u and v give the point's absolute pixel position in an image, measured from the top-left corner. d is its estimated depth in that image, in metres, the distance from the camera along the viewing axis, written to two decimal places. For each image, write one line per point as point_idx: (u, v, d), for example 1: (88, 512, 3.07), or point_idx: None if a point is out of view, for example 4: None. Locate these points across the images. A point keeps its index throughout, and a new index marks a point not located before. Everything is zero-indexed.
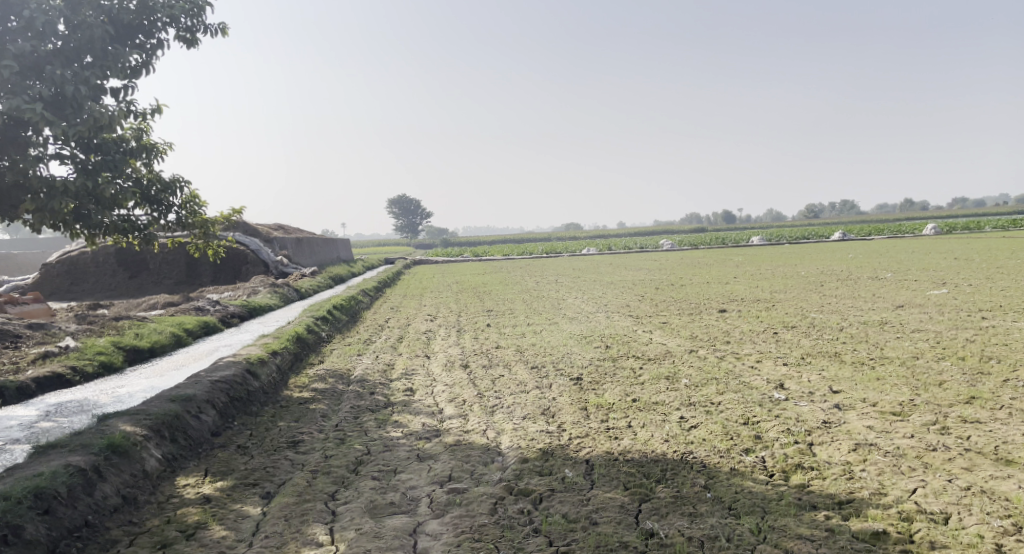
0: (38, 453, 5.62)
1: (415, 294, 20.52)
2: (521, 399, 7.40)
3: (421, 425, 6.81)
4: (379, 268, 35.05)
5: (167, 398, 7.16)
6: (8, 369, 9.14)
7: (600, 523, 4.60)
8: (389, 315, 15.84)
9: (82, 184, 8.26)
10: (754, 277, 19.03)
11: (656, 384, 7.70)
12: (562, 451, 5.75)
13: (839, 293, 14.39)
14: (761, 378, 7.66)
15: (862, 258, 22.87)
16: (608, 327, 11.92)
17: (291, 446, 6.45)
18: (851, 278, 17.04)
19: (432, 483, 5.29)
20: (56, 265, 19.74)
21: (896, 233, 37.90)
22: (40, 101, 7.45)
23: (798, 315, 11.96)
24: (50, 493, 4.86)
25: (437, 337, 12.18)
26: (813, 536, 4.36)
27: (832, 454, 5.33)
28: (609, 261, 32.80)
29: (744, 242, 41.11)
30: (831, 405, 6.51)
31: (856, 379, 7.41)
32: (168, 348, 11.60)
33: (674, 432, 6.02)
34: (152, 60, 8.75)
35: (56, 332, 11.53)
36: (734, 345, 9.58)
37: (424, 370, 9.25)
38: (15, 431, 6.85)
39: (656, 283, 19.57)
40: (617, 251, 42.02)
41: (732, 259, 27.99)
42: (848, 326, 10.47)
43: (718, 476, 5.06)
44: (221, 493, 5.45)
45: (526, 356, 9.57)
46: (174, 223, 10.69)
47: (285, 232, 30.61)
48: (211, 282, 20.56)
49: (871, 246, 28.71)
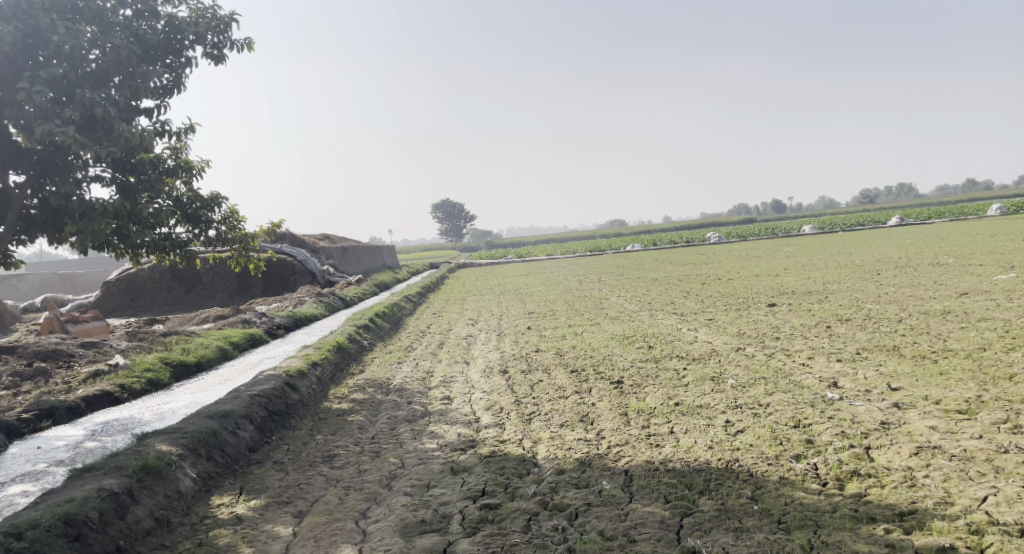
0: (75, 476, 5.65)
1: (458, 298, 20.42)
2: (559, 406, 7.17)
3: (457, 435, 6.64)
4: (424, 273, 35.21)
5: (204, 414, 7.16)
6: (59, 390, 9.30)
7: (639, 540, 4.34)
8: (431, 320, 15.77)
9: (121, 205, 8.30)
10: (806, 268, 18.32)
11: (701, 385, 7.37)
12: (600, 461, 5.50)
13: (896, 282, 13.69)
14: (813, 376, 7.26)
15: (920, 243, 21.84)
16: (652, 326, 11.59)
17: (325, 461, 6.35)
18: (910, 265, 16.22)
19: (465, 499, 5.11)
20: (115, 283, 20.22)
21: (956, 216, 36.26)
22: (74, 124, 7.50)
23: (853, 307, 11.39)
24: (81, 518, 4.86)
25: (478, 342, 12.04)
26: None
27: (892, 459, 4.94)
28: (656, 256, 32.23)
29: (795, 232, 39.86)
30: (890, 405, 6.09)
31: (917, 375, 6.94)
32: (213, 362, 11.73)
33: (720, 438, 5.69)
34: (182, 79, 8.82)
35: (107, 350, 11.74)
36: (784, 341, 9.17)
37: (462, 377, 9.09)
38: (59, 452, 6.93)
39: (702, 278, 19.02)
40: (663, 246, 41.23)
41: (783, 249, 27.16)
42: (908, 317, 9.93)
43: (766, 486, 4.74)
44: (254, 512, 5.38)
45: (566, 360, 9.33)
46: (215, 239, 10.78)
47: (331, 241, 31.00)
48: (260, 294, 20.86)
49: (929, 231, 27.39)
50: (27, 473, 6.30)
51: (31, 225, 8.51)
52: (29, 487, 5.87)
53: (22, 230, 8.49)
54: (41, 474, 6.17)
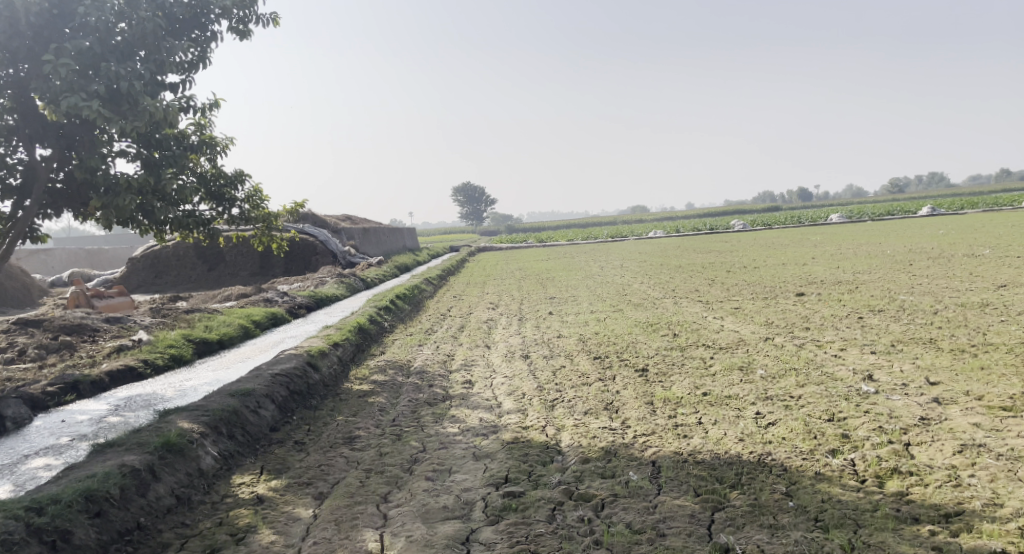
0: (97, 451, 5.63)
1: (479, 281, 20.34)
2: (582, 393, 7.04)
3: (479, 420, 6.54)
4: (444, 256, 35.13)
5: (226, 392, 7.13)
6: (84, 363, 9.35)
7: (668, 534, 4.21)
8: (451, 303, 15.69)
9: (146, 180, 8.24)
10: (834, 257, 17.94)
11: (729, 375, 7.19)
12: (626, 450, 5.37)
13: (930, 273, 13.33)
14: (846, 369, 7.05)
15: (954, 234, 21.29)
16: (677, 314, 11.39)
17: (346, 443, 6.28)
18: (943, 256, 15.79)
19: (488, 486, 5.01)
20: (140, 260, 20.41)
21: (990, 207, 35.42)
22: (99, 98, 7.41)
23: (885, 298, 11.10)
24: (102, 495, 4.82)
25: (500, 326, 11.93)
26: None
27: (934, 457, 4.75)
28: (679, 243, 31.82)
29: (822, 221, 39.20)
30: (929, 400, 5.88)
31: (955, 369, 6.72)
32: (235, 340, 11.74)
33: (750, 430, 5.53)
34: (208, 54, 8.71)
35: (131, 325, 11.79)
36: (814, 332, 8.94)
37: (483, 361, 8.99)
38: (83, 426, 6.94)
39: (727, 265, 18.71)
40: (686, 234, 40.77)
41: (810, 237, 26.67)
42: (943, 309, 9.64)
43: (801, 482, 4.58)
44: (275, 493, 5.32)
45: (589, 346, 9.18)
46: (238, 217, 10.74)
47: (353, 223, 31.04)
48: (283, 273, 20.92)
49: (962, 221, 26.75)
50: (50, 446, 6.30)
51: (57, 200, 8.50)
52: (52, 461, 5.88)
53: (48, 204, 8.48)
54: (64, 448, 6.17)
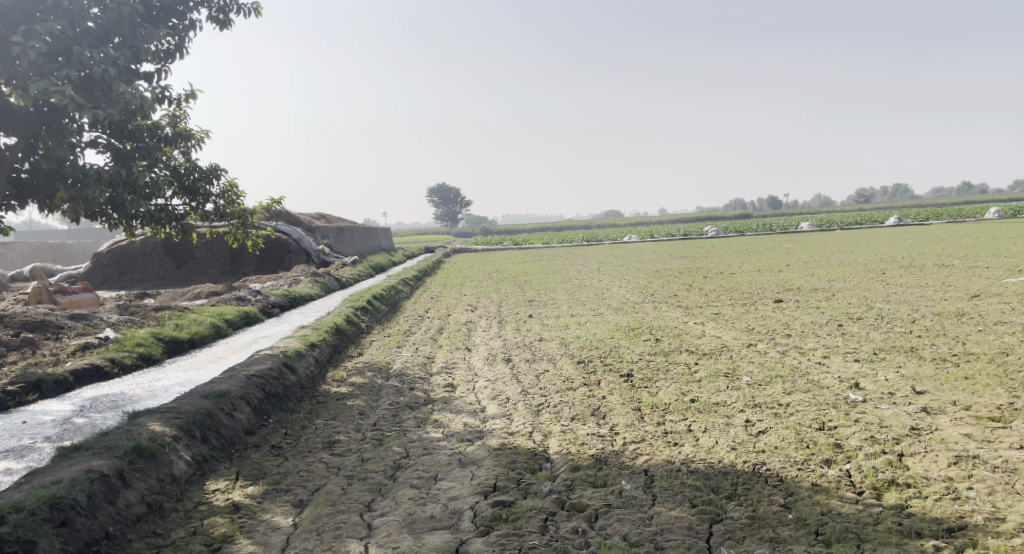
0: (62, 455, 5.34)
1: (455, 283, 20.13)
2: (568, 398, 6.91)
3: (463, 425, 6.37)
4: (419, 257, 34.85)
5: (200, 394, 6.85)
6: (47, 362, 8.97)
7: (666, 548, 4.09)
8: (428, 304, 15.47)
9: (117, 172, 7.92)
10: (808, 265, 18.11)
11: (715, 381, 7.11)
12: (617, 458, 5.24)
13: (904, 281, 13.48)
14: (832, 376, 7.02)
15: (922, 244, 21.64)
16: (657, 318, 11.33)
17: (326, 448, 6.06)
18: (915, 265, 16.01)
19: (476, 494, 4.85)
20: (106, 255, 19.87)
21: (954, 218, 36.26)
22: (70, 84, 7.09)
23: (862, 305, 11.17)
24: (68, 502, 4.55)
25: (479, 328, 11.75)
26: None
27: (930, 469, 4.73)
28: (653, 248, 31.93)
29: (792, 228, 39.72)
30: (918, 409, 5.86)
31: (940, 378, 6.72)
32: (207, 339, 11.39)
33: (742, 439, 5.44)
34: (186, 43, 8.43)
35: (97, 322, 11.39)
36: (796, 338, 8.92)
37: (464, 364, 8.82)
38: (46, 428, 6.62)
39: (703, 271, 18.76)
40: (660, 239, 41.01)
41: (783, 245, 26.96)
42: (921, 318, 9.71)
43: (799, 493, 4.51)
44: (253, 500, 5.09)
45: (571, 350, 9.05)
46: (212, 213, 10.43)
47: (327, 221, 30.63)
48: (255, 271, 20.48)
49: (929, 232, 27.27)
50: (11, 449, 5.99)
51: (22, 191, 8.14)
52: (12, 465, 5.56)
53: (12, 195, 8.12)
54: (26, 451, 5.87)
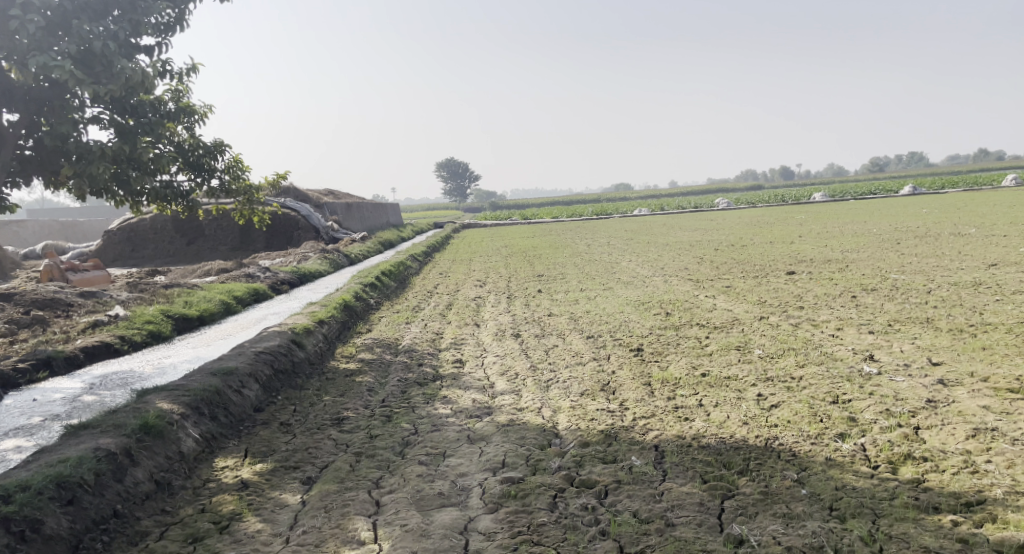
0: (70, 433, 5.33)
1: (463, 258, 20.03)
2: (577, 373, 6.84)
3: (472, 401, 6.33)
4: (429, 232, 34.72)
5: (208, 371, 6.84)
6: (57, 340, 8.98)
7: (677, 525, 4.04)
8: (437, 280, 15.41)
9: (121, 148, 7.83)
10: (821, 236, 17.87)
11: (726, 355, 7.03)
12: (627, 434, 5.17)
13: (919, 251, 13.27)
14: (846, 349, 6.91)
15: (937, 213, 21.29)
16: (667, 292, 11.22)
17: (334, 425, 6.03)
18: (931, 234, 15.74)
19: (485, 471, 4.81)
20: (117, 232, 19.91)
21: (970, 186, 35.71)
22: (69, 58, 6.99)
23: (877, 276, 10.99)
24: (75, 481, 4.54)
25: (488, 303, 11.68)
26: (943, 549, 3.71)
27: (946, 442, 4.64)
28: (663, 221, 31.62)
29: (804, 199, 39.25)
30: (934, 381, 5.75)
31: (957, 349, 6.60)
32: (217, 316, 11.40)
33: (754, 413, 5.36)
34: (186, 15, 8.29)
35: (107, 300, 11.41)
36: (809, 310, 8.80)
37: (473, 340, 8.77)
38: (56, 406, 6.62)
39: (714, 243, 18.54)
40: (671, 211, 40.66)
41: (795, 216, 26.61)
42: (937, 288, 9.55)
43: (812, 468, 4.44)
44: (261, 477, 5.07)
45: (581, 325, 8.97)
46: (218, 189, 10.36)
47: (336, 197, 30.57)
48: (264, 248, 20.45)
49: (944, 200, 26.88)
50: (21, 427, 6.00)
51: (27, 167, 8.08)
52: (22, 443, 5.57)
53: (18, 172, 8.06)
54: (35, 429, 5.87)
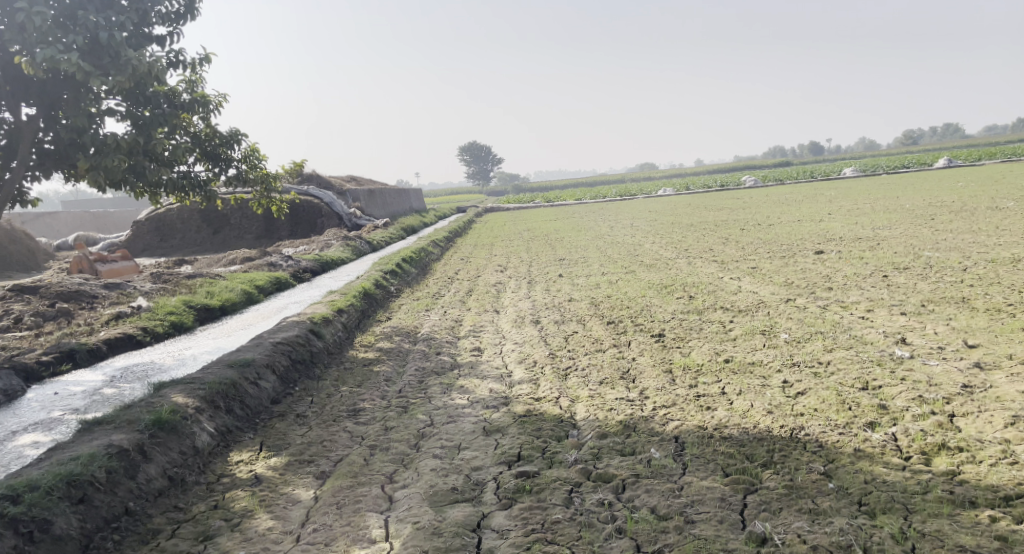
0: (85, 429, 5.32)
1: (485, 243, 19.88)
2: (597, 360, 6.68)
3: (489, 390, 6.21)
4: (451, 217, 34.60)
5: (225, 363, 6.80)
6: (81, 332, 9.03)
7: (697, 522, 3.89)
8: (458, 266, 15.29)
9: (136, 140, 7.78)
10: (851, 213, 17.39)
11: (750, 340, 6.81)
12: (646, 424, 5.01)
13: (953, 227, 12.82)
14: (876, 331, 6.65)
15: (973, 187, 20.61)
16: (691, 274, 10.97)
17: (350, 416, 5.96)
18: (967, 209, 15.21)
19: (500, 464, 4.70)
20: (145, 223, 20.11)
21: (1009, 157, 34.52)
22: (78, 51, 6.93)
23: (909, 254, 10.62)
24: (86, 479, 4.53)
25: (508, 289, 11.55)
26: (980, 548, 3.53)
27: (983, 430, 4.42)
28: (688, 200, 31.08)
29: (834, 175, 38.36)
30: (970, 364, 5.50)
31: (993, 330, 6.32)
32: (238, 306, 11.42)
33: (779, 401, 5.16)
34: (196, 3, 8.19)
35: (131, 291, 11.48)
36: (838, 291, 8.52)
37: (492, 327, 8.64)
38: (76, 400, 6.63)
39: (740, 223, 18.14)
40: (696, 191, 40.01)
41: (824, 193, 25.97)
42: (972, 266, 9.19)
43: (840, 460, 4.25)
44: (274, 472, 5.02)
45: (602, 310, 8.79)
46: (236, 179, 10.32)
47: (358, 184, 30.60)
48: (288, 236, 20.49)
49: (981, 173, 26.00)
50: (40, 422, 6.01)
51: (45, 161, 8.07)
52: (40, 438, 5.58)
53: (36, 166, 8.07)
54: (53, 424, 5.88)
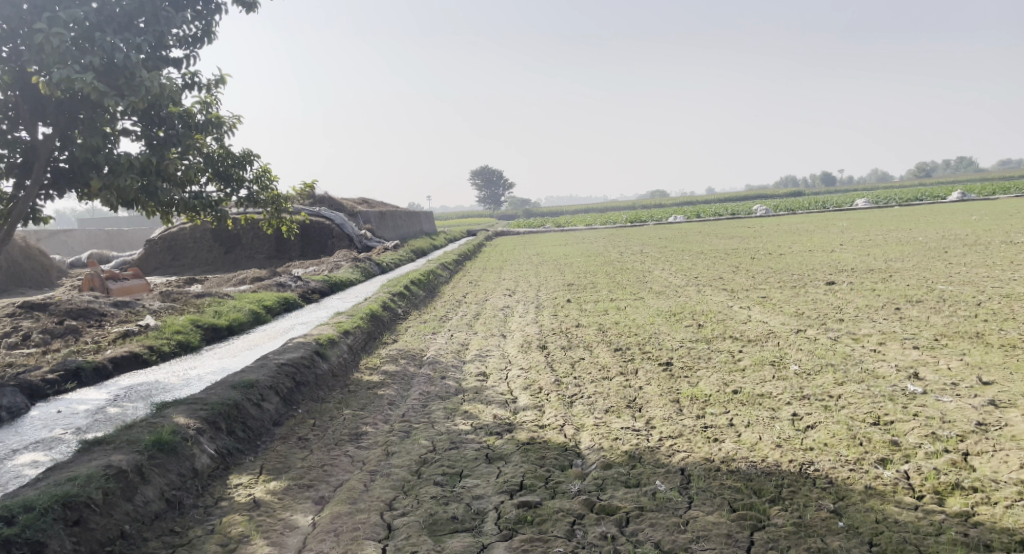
0: (85, 449, 5.27)
1: (495, 267, 19.85)
2: (603, 388, 6.59)
3: (493, 416, 6.13)
4: (462, 241, 34.67)
5: (229, 384, 6.76)
6: (88, 350, 9.03)
7: None
8: (467, 289, 15.25)
9: (148, 159, 7.82)
10: (863, 244, 17.28)
11: (760, 371, 6.70)
12: (652, 456, 4.91)
13: (967, 261, 12.69)
14: (888, 365, 6.53)
15: (986, 220, 20.47)
16: (701, 303, 10.88)
17: (352, 440, 5.89)
18: (980, 243, 15.08)
19: (502, 493, 4.61)
20: (158, 241, 20.24)
21: (1022, 192, 34.34)
22: (94, 71, 7.01)
23: (922, 287, 10.49)
24: (82, 500, 4.48)
25: (516, 314, 11.49)
26: None
27: (999, 470, 4.30)
28: (699, 228, 31.00)
29: (846, 206, 38.25)
30: (985, 402, 5.37)
31: (1008, 367, 6.20)
32: (246, 326, 11.41)
33: (788, 435, 5.05)
34: (213, 27, 8.29)
35: (140, 309, 11.50)
36: (849, 323, 8.41)
37: (498, 352, 8.57)
38: (78, 418, 6.60)
39: (751, 252, 18.06)
40: (707, 219, 39.99)
41: (836, 223, 25.85)
42: (986, 300, 9.06)
43: (850, 497, 4.15)
44: (273, 496, 4.95)
45: (609, 337, 8.71)
46: (247, 199, 10.36)
47: (370, 206, 30.78)
48: (299, 257, 20.55)
49: (994, 207, 25.87)
50: (41, 440, 5.98)
51: (59, 180, 8.13)
52: (40, 457, 5.55)
53: (49, 184, 8.13)
54: (54, 443, 5.85)
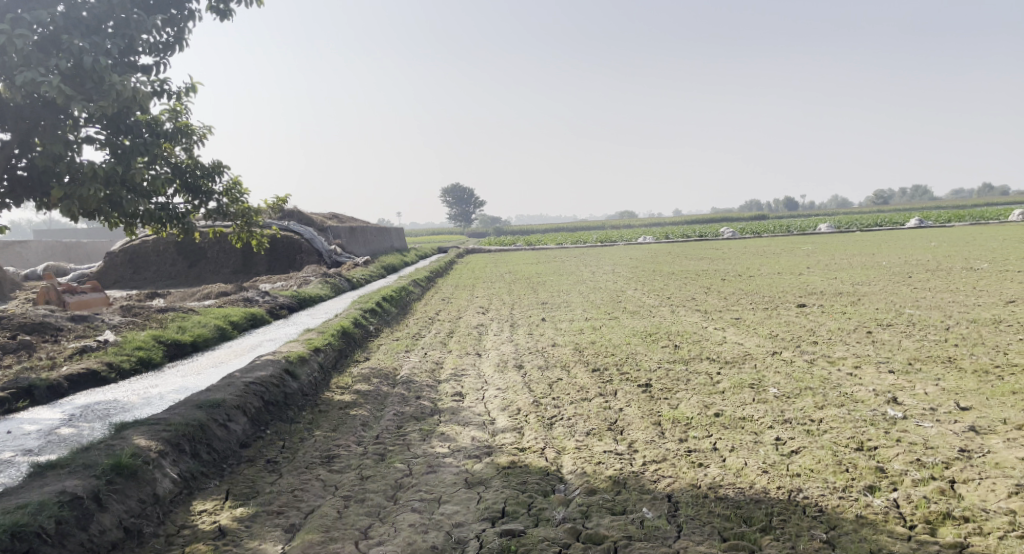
0: (37, 473, 4.97)
1: (466, 284, 19.67)
2: (583, 410, 6.45)
3: (471, 439, 5.94)
4: (432, 257, 34.47)
5: (193, 403, 6.47)
6: (42, 366, 8.62)
7: None
8: (439, 306, 15.05)
9: (114, 168, 7.51)
10: (830, 268, 17.54)
11: (740, 394, 6.63)
12: (637, 481, 4.78)
13: (932, 286, 12.91)
14: (867, 389, 6.51)
15: (947, 247, 21.01)
16: (675, 323, 10.86)
17: (324, 463, 5.65)
18: (943, 269, 15.41)
19: (483, 521, 4.44)
20: (119, 254, 19.69)
21: (977, 220, 35.43)
22: (58, 75, 6.73)
23: (891, 311, 10.62)
24: (31, 531, 4.21)
25: (490, 332, 11.33)
26: None
27: (987, 499, 4.27)
28: (668, 249, 31.26)
29: (811, 230, 38.99)
30: (966, 427, 5.36)
31: (985, 393, 6.22)
32: (211, 342, 11.05)
33: (774, 459, 4.97)
34: (185, 34, 8.07)
35: (99, 324, 11.07)
36: (824, 346, 8.42)
37: (473, 371, 8.39)
38: (30, 439, 6.25)
39: (721, 273, 18.22)
40: (675, 239, 40.41)
41: (801, 247, 26.28)
42: (955, 325, 9.17)
43: (842, 527, 4.08)
44: (241, 523, 4.71)
45: (586, 357, 8.59)
46: (215, 212, 10.07)
47: (340, 222, 30.44)
48: (266, 271, 20.13)
49: (951, 234, 26.62)
50: None
51: (17, 189, 7.79)
52: None
53: (7, 193, 7.78)
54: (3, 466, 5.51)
